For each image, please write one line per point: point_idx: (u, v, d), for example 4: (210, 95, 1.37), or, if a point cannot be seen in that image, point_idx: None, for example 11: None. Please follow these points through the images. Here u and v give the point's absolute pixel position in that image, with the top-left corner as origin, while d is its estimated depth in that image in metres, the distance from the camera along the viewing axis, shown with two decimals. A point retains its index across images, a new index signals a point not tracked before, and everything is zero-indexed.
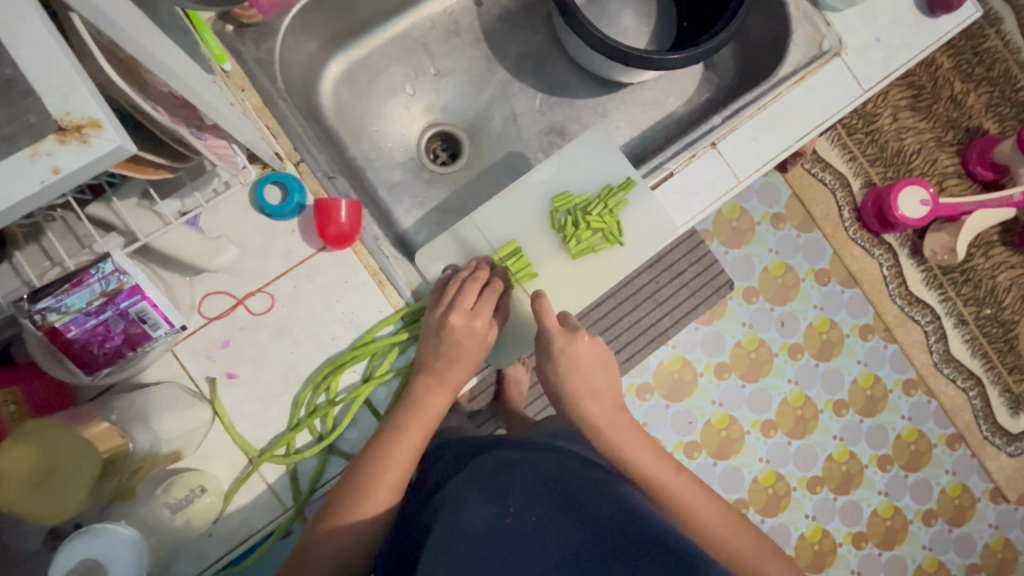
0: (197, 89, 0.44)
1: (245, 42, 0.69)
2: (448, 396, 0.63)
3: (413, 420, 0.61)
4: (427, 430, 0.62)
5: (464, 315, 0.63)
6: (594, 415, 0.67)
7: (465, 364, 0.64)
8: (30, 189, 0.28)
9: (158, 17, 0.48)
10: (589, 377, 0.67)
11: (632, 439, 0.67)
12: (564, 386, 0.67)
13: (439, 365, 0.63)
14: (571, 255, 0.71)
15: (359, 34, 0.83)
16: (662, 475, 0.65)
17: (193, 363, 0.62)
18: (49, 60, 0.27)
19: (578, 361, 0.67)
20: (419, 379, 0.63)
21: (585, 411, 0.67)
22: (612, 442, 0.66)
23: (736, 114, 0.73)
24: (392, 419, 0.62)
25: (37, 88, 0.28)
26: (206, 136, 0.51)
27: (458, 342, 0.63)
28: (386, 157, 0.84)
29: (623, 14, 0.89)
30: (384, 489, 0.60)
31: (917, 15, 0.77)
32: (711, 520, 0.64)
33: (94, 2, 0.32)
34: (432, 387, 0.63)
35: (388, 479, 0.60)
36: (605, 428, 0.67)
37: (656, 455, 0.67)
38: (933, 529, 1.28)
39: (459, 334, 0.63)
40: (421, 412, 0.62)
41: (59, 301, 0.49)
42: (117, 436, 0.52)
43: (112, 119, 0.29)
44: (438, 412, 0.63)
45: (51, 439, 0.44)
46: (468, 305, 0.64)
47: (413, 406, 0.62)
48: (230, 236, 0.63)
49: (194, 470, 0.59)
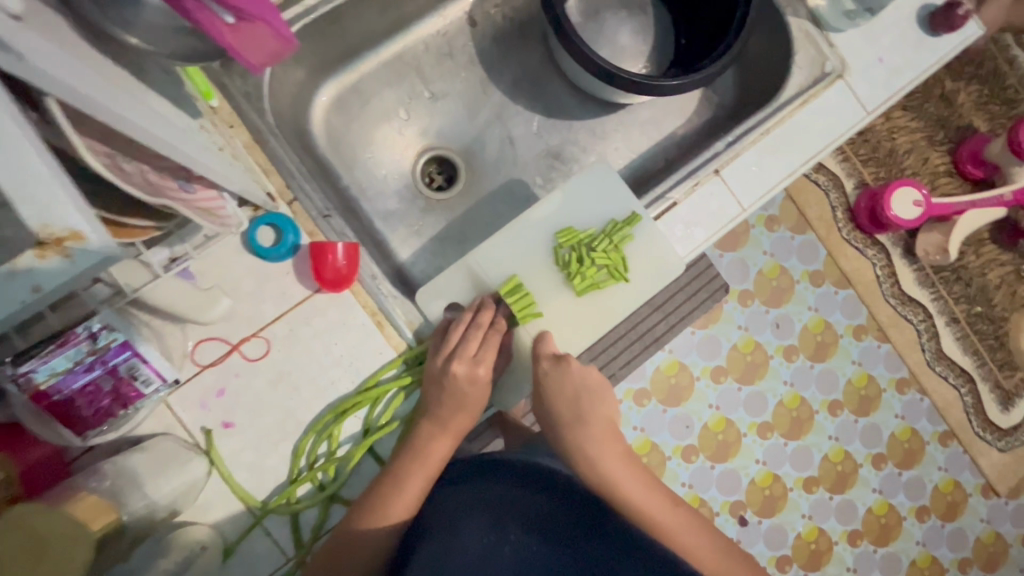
0: (187, 151, 0.42)
1: (232, 74, 0.66)
2: (452, 442, 0.62)
3: (416, 469, 0.60)
4: (430, 475, 0.61)
5: (465, 362, 0.62)
6: (594, 449, 0.65)
7: (470, 410, 0.63)
8: (10, 308, 0.27)
9: (144, 71, 0.46)
10: (583, 408, 0.66)
11: (628, 475, 0.65)
12: (567, 419, 0.66)
13: (442, 412, 0.62)
14: (575, 292, 0.70)
15: (349, 58, 0.80)
16: (659, 513, 0.63)
17: (186, 414, 0.59)
18: (26, 172, 0.26)
19: (576, 386, 0.66)
20: (422, 426, 0.61)
21: (581, 442, 0.65)
22: (609, 477, 0.64)
23: (740, 140, 0.72)
24: (395, 464, 0.60)
25: (11, 198, 0.26)
26: (194, 189, 0.48)
27: (460, 389, 0.62)
28: (381, 183, 0.81)
29: (620, 31, 0.87)
30: (387, 530, 0.59)
31: (919, 33, 0.76)
32: (706, 557, 0.64)
33: (80, 89, 0.30)
34: (436, 434, 0.61)
35: (392, 521, 0.59)
36: (607, 453, 0.65)
37: (652, 489, 0.65)
38: (926, 525, 1.30)
39: (462, 381, 0.62)
40: (425, 459, 0.60)
41: (44, 363, 0.46)
42: (107, 512, 0.49)
43: (97, 229, 0.27)
44: (441, 459, 0.61)
45: (44, 519, 0.42)
46: (471, 352, 0.62)
47: (416, 453, 0.60)
48: (222, 284, 0.61)
49: (193, 524, 0.57)
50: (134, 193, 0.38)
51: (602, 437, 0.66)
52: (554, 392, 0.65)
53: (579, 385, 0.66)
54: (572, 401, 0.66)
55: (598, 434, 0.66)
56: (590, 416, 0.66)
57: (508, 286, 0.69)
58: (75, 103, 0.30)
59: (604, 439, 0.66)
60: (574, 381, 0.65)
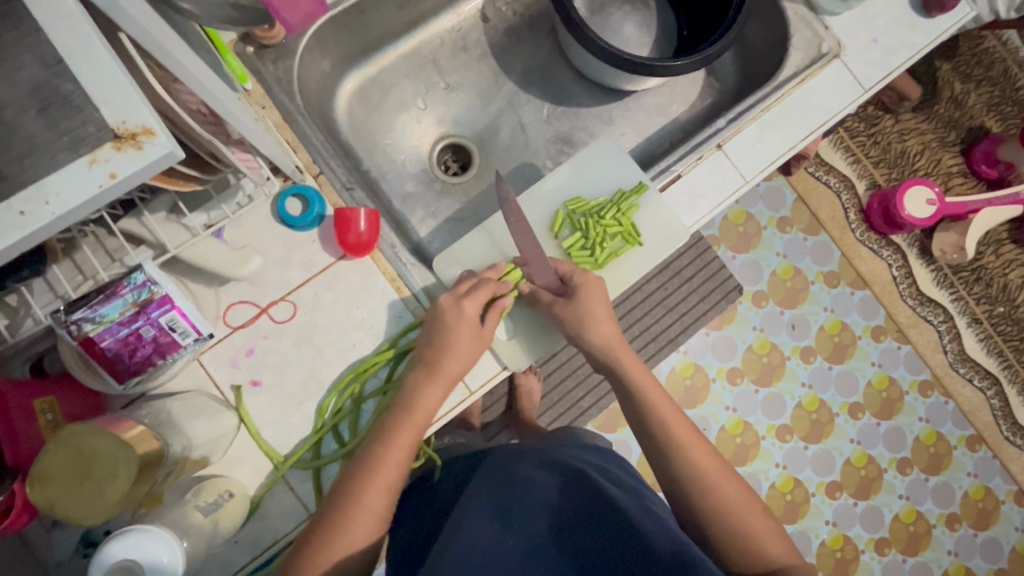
0: (234, 109, 0.47)
1: (265, 61, 0.73)
2: (443, 392, 0.62)
3: (405, 420, 0.61)
4: (419, 427, 0.61)
5: (453, 296, 0.65)
6: (708, 475, 0.63)
7: (459, 355, 0.63)
8: (90, 193, 0.32)
9: (191, 42, 0.51)
10: (675, 427, 0.66)
11: (709, 464, 0.64)
12: (597, 347, 0.69)
13: (431, 359, 0.62)
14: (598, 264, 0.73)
15: (371, 51, 0.86)
16: (694, 448, 0.64)
17: (217, 371, 0.63)
18: (107, 78, 0.32)
19: (639, 395, 0.68)
20: (414, 372, 0.62)
21: (694, 466, 0.63)
22: (724, 508, 0.61)
23: (740, 116, 0.75)
24: (386, 414, 0.62)
25: (94, 101, 0.32)
26: (233, 149, 0.52)
27: (450, 327, 0.63)
28: (400, 169, 0.86)
29: (625, 25, 0.91)
30: (377, 488, 0.59)
31: (913, 16, 0.79)
32: (740, 507, 0.62)
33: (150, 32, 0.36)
34: (426, 383, 0.62)
35: (379, 481, 0.59)
36: (645, 383, 0.68)
37: (687, 427, 0.66)
38: (958, 533, 1.26)
39: (448, 317, 0.64)
40: (415, 410, 0.61)
41: (94, 312, 0.50)
42: (152, 439, 0.52)
43: (162, 128, 0.33)
44: (431, 410, 0.62)
45: (111, 478, 0.46)
46: (461, 291, 0.66)
47: (404, 404, 0.61)
48: (253, 247, 0.65)
49: (221, 476, 0.61)
50: (190, 128, 0.43)
51: (716, 465, 0.64)
52: (598, 346, 0.69)
53: (617, 352, 0.69)
54: (616, 339, 0.69)
55: (632, 367, 0.69)
56: (650, 383, 0.68)
57: (562, 215, 0.74)
58: (140, 39, 0.35)
59: (661, 395, 0.68)
60: (613, 341, 0.69)
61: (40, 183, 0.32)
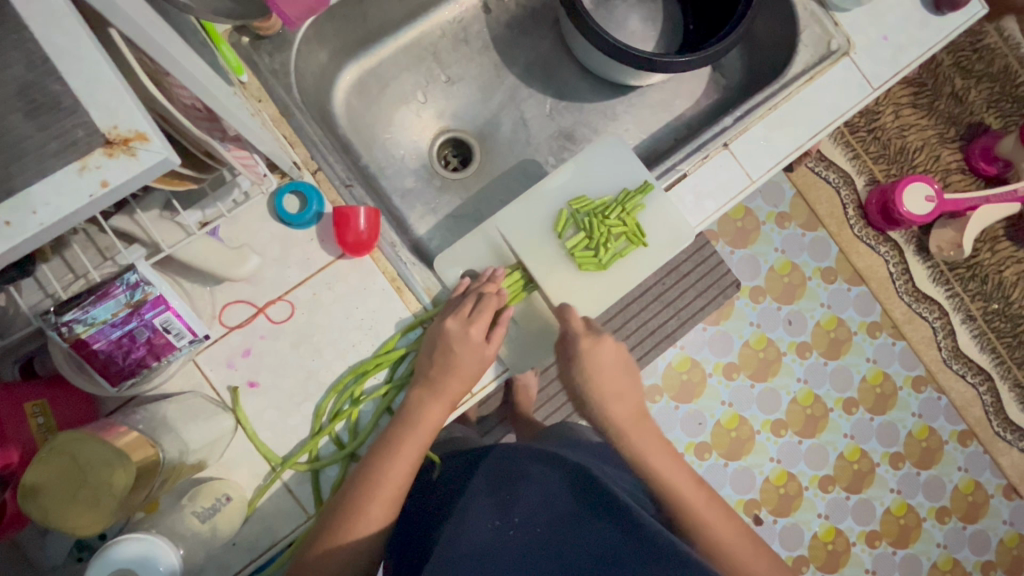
0: (231, 107, 0.45)
1: (261, 53, 0.71)
2: (446, 409, 0.62)
3: (409, 436, 0.60)
4: (422, 444, 0.60)
5: (460, 321, 0.63)
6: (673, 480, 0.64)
7: (462, 376, 0.62)
8: (80, 202, 0.31)
9: (184, 34, 0.49)
10: (638, 437, 0.66)
11: (673, 467, 0.65)
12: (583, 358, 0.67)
13: (434, 377, 0.62)
14: (601, 266, 0.71)
15: (370, 43, 0.84)
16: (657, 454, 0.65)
17: (214, 372, 0.62)
18: (99, 80, 0.30)
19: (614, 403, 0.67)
20: (416, 391, 0.62)
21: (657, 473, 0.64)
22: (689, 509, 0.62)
23: (748, 114, 0.73)
24: (388, 433, 0.61)
25: (84, 104, 0.30)
26: (228, 146, 0.50)
27: (452, 348, 0.62)
28: (399, 163, 0.84)
29: (629, 18, 0.89)
30: (382, 502, 0.58)
31: (923, 12, 0.77)
32: (704, 509, 0.63)
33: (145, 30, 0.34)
34: (429, 400, 0.62)
35: (384, 494, 0.58)
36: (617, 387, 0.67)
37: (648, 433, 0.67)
38: (947, 526, 1.28)
39: (453, 339, 0.62)
40: (417, 426, 0.61)
41: (86, 312, 0.48)
42: (148, 445, 0.51)
43: (157, 133, 0.31)
44: (435, 425, 0.62)
45: (106, 486, 0.45)
46: (466, 312, 0.64)
47: (409, 421, 0.61)
48: (250, 245, 0.63)
49: (218, 479, 0.60)
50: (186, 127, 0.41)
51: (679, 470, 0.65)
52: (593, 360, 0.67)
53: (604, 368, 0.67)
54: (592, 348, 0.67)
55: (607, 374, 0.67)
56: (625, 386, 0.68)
57: (565, 215, 0.72)
58: (135, 36, 0.34)
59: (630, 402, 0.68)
60: (606, 365, 0.67)
61: (27, 191, 0.30)
